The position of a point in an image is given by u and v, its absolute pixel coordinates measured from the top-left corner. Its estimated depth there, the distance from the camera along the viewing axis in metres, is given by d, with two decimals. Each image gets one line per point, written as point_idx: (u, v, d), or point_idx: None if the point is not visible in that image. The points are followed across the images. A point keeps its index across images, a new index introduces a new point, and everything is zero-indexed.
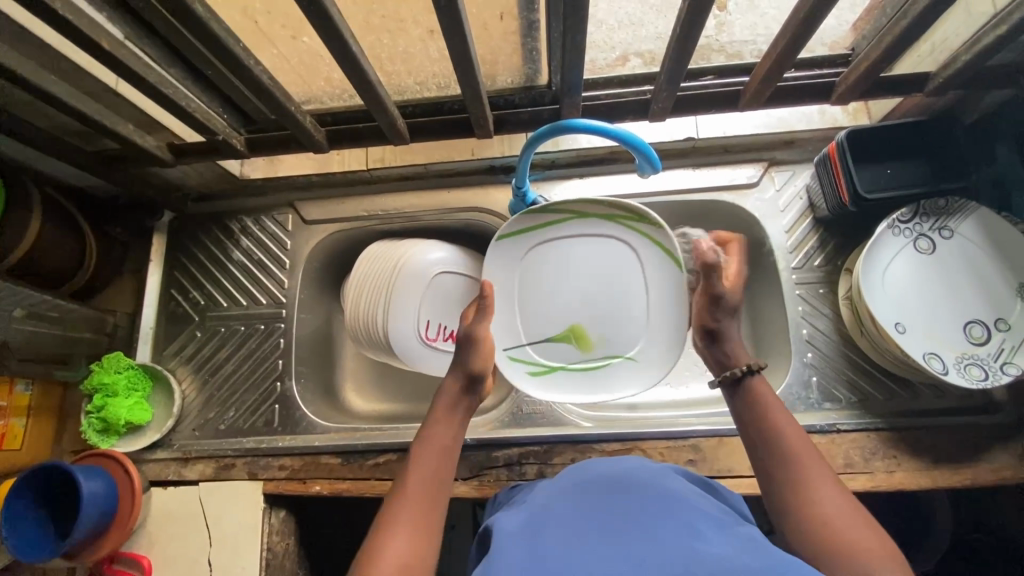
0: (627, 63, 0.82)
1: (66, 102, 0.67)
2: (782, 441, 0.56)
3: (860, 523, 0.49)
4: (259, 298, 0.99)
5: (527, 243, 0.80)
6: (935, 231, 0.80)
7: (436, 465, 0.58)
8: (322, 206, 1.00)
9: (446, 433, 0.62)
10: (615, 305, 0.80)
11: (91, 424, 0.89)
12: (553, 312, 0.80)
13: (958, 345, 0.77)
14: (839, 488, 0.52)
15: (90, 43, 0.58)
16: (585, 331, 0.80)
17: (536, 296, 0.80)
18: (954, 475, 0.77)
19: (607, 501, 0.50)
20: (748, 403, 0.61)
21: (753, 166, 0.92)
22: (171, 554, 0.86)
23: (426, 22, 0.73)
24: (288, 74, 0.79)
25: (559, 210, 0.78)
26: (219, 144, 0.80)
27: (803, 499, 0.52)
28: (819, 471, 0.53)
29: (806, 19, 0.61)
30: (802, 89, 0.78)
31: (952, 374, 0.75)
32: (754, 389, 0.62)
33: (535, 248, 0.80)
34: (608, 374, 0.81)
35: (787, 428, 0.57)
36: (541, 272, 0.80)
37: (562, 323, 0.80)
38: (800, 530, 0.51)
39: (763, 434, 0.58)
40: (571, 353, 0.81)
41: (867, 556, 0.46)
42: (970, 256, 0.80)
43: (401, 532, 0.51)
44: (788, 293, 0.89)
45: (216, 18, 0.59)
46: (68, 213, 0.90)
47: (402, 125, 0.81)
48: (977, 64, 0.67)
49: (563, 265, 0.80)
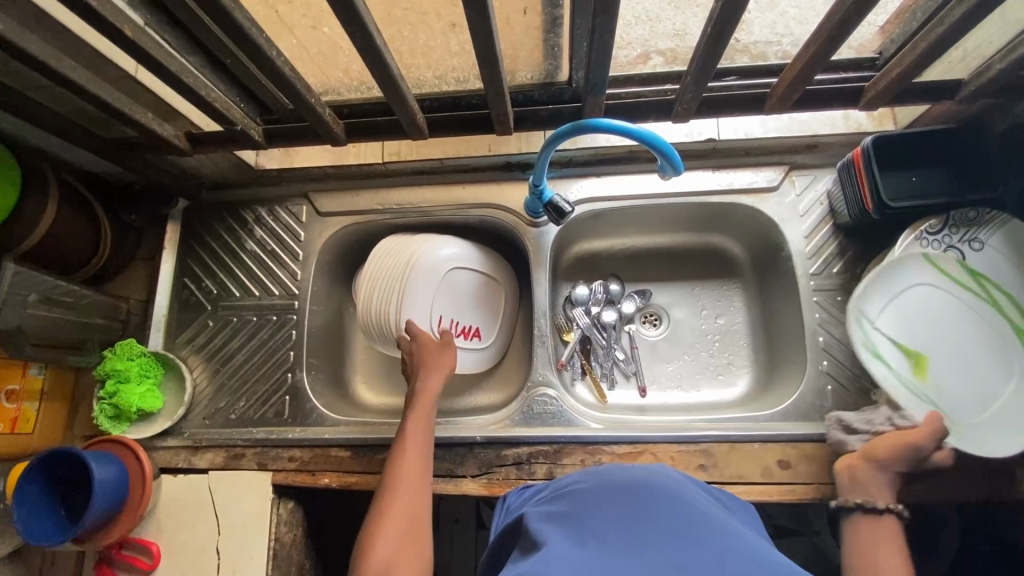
0: (648, 61, 0.81)
1: (86, 88, 0.66)
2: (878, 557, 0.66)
3: None
4: (271, 289, 0.98)
5: (949, 278, 0.79)
6: (965, 243, 0.80)
7: (421, 449, 0.77)
8: (337, 199, 0.99)
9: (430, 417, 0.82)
10: (966, 365, 0.77)
11: (104, 410, 0.89)
12: (932, 343, 0.79)
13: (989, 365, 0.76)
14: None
15: (113, 30, 0.58)
16: (926, 366, 0.79)
17: (928, 328, 0.80)
18: (969, 488, 0.77)
19: (628, 505, 0.50)
20: (867, 530, 0.69)
21: (774, 170, 0.91)
22: (181, 542, 0.87)
23: (448, 15, 0.72)
24: (306, 64, 0.78)
25: (980, 274, 0.79)
26: (236, 135, 0.80)
27: None
28: None
29: (840, 22, 0.60)
30: (828, 93, 0.76)
31: None
32: (887, 524, 0.69)
33: (956, 293, 0.79)
34: (917, 404, 0.77)
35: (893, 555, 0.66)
36: (963, 324, 0.78)
37: (918, 351, 0.80)
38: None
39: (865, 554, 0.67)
40: (946, 396, 0.77)
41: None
42: (1002, 272, 0.78)
43: (391, 521, 0.67)
44: (942, 304, 0.79)
45: (240, 8, 0.58)
46: (85, 200, 0.90)
47: (422, 120, 0.80)
48: (1011, 73, 0.66)
49: (951, 323, 0.79)
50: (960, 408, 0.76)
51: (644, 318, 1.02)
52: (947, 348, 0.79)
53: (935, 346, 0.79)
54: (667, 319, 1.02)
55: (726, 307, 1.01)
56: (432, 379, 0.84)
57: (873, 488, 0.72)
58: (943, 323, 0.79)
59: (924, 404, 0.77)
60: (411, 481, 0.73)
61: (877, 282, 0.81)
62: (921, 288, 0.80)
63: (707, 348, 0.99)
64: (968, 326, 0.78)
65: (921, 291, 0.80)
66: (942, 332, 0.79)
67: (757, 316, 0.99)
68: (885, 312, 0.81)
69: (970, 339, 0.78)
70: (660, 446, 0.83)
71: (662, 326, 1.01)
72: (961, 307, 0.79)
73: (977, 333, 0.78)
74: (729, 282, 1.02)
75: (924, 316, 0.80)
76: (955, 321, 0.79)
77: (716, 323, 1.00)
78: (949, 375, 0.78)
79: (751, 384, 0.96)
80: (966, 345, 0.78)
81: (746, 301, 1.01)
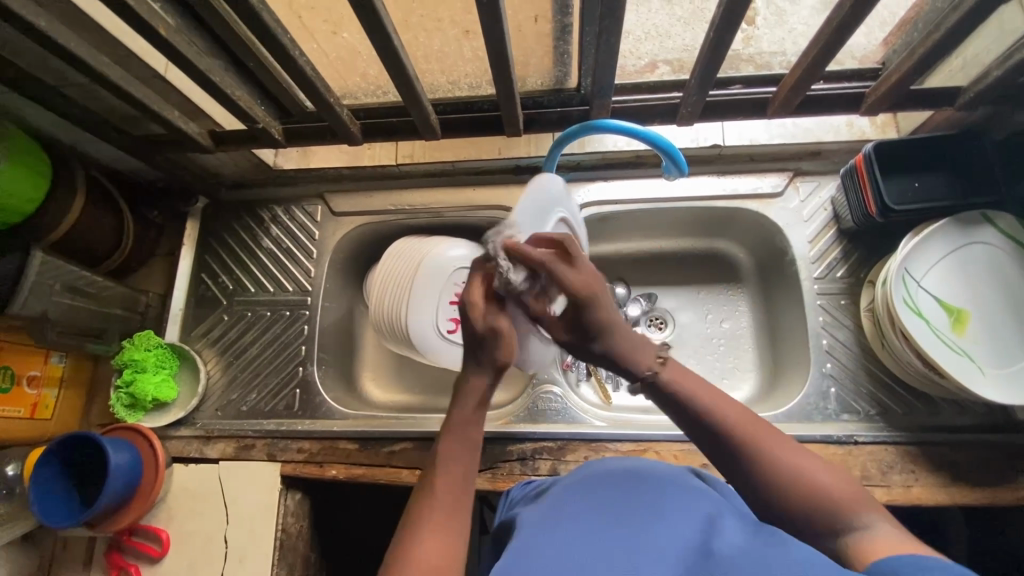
0: (655, 70, 0.84)
1: (118, 85, 0.70)
2: (722, 427, 0.53)
3: (819, 466, 0.51)
4: (285, 285, 1.01)
5: (992, 241, 0.79)
6: (978, 237, 0.79)
7: (459, 473, 0.53)
8: (351, 199, 1.02)
9: (473, 429, 0.55)
10: (996, 322, 0.77)
11: (120, 398, 0.92)
12: (960, 296, 0.78)
13: (1004, 347, 0.76)
14: (789, 445, 0.52)
15: (148, 29, 0.62)
16: (956, 321, 0.77)
17: (963, 282, 0.79)
18: (973, 492, 0.77)
19: (623, 494, 0.50)
20: (678, 399, 0.55)
21: (778, 176, 0.93)
22: (190, 530, 0.88)
23: (462, 22, 0.75)
24: (326, 68, 0.82)
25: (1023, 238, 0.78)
26: (257, 133, 0.83)
27: (770, 473, 0.51)
28: (769, 435, 0.52)
29: (838, 28, 0.62)
30: (830, 99, 0.78)
31: (996, 383, 0.74)
32: (671, 376, 0.56)
33: (992, 256, 0.79)
34: (952, 356, 0.75)
35: (722, 406, 0.54)
36: (1010, 285, 0.78)
37: (950, 304, 0.78)
38: (788, 505, 0.50)
39: (710, 432, 0.53)
40: (982, 352, 0.76)
41: (843, 501, 0.49)
42: (1014, 255, 0.78)
43: None
44: (969, 258, 0.79)
45: (268, 10, 0.62)
46: (110, 195, 0.94)
47: (435, 122, 0.83)
48: (1008, 80, 0.68)
49: (980, 280, 0.79)
50: (992, 365, 0.75)
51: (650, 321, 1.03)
52: (992, 308, 0.78)
53: (970, 302, 0.78)
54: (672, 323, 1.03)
55: (731, 311, 1.02)
56: (485, 372, 0.56)
57: (630, 346, 0.57)
58: (977, 281, 0.79)
59: (959, 357, 0.75)
60: (446, 520, 0.49)
61: (926, 241, 0.79)
62: (961, 244, 0.79)
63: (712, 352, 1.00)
64: (998, 285, 0.78)
65: (960, 246, 0.79)
66: (975, 288, 0.79)
67: (762, 320, 1.00)
68: (931, 268, 0.79)
69: (1002, 300, 0.78)
70: (663, 445, 0.84)
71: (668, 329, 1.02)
72: (991, 266, 0.79)
73: (1010, 293, 0.78)
74: (734, 286, 1.03)
75: (970, 274, 0.79)
76: (987, 278, 0.79)
77: (721, 327, 1.02)
78: (976, 333, 0.77)
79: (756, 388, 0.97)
80: (999, 303, 0.78)
81: (750, 305, 1.02)
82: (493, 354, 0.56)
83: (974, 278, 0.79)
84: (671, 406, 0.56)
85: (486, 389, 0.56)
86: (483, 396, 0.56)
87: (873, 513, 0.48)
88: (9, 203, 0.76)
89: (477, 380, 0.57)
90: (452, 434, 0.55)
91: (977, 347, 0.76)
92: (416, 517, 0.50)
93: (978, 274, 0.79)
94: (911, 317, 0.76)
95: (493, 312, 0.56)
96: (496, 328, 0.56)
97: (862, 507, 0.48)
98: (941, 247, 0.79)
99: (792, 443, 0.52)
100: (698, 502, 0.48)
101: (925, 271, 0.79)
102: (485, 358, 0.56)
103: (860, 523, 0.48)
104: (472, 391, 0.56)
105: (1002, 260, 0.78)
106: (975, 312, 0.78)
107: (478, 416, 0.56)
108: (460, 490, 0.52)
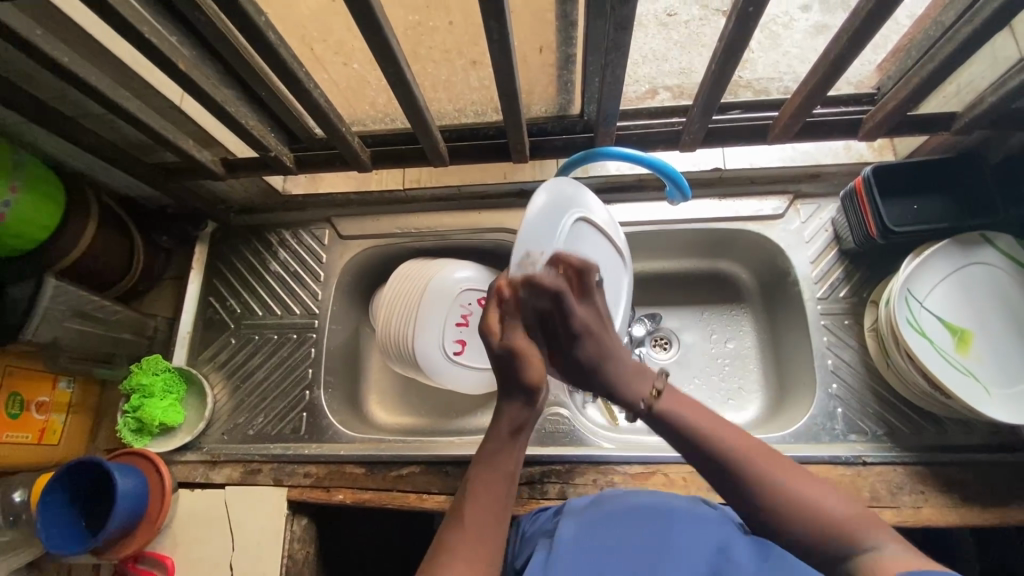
0: (656, 96, 0.87)
1: (136, 117, 0.72)
2: (728, 452, 0.57)
3: (819, 489, 0.54)
4: (293, 308, 1.02)
5: (993, 262, 0.80)
6: (979, 258, 0.80)
7: (494, 496, 0.59)
8: (358, 223, 1.04)
9: (507, 456, 0.61)
10: (1000, 342, 0.78)
11: (127, 423, 0.92)
12: (963, 316, 0.79)
13: (1008, 368, 0.76)
14: (778, 459, 0.56)
15: (168, 63, 0.64)
16: (960, 339, 0.78)
17: (966, 303, 0.80)
18: (984, 513, 0.76)
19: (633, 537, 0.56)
20: (673, 429, 0.60)
21: (779, 199, 0.94)
22: (195, 557, 0.87)
23: (470, 53, 0.78)
24: (336, 97, 0.84)
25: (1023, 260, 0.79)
26: (268, 160, 0.85)
27: (769, 488, 0.54)
28: (756, 446, 0.57)
29: (836, 59, 0.64)
30: (829, 125, 0.80)
31: (1002, 404, 0.75)
32: (666, 406, 0.61)
33: (994, 277, 0.80)
34: (957, 376, 0.76)
35: (719, 431, 0.58)
36: (1012, 305, 0.79)
37: (955, 324, 0.79)
38: (786, 521, 0.53)
39: (707, 456, 0.58)
40: (987, 372, 0.76)
41: (855, 523, 0.52)
42: (1014, 277, 0.79)
43: None
44: (971, 279, 0.80)
45: (284, 45, 0.64)
46: (122, 221, 0.95)
47: (443, 148, 0.85)
48: (1002, 106, 0.69)
49: (983, 300, 0.80)
50: (997, 385, 0.76)
51: (655, 342, 1.04)
52: (995, 328, 0.79)
53: (973, 321, 0.79)
54: (677, 343, 1.03)
55: (736, 332, 1.03)
56: (516, 400, 0.61)
57: (629, 379, 0.62)
58: (979, 301, 0.80)
59: (965, 377, 0.76)
60: (477, 540, 0.56)
61: (928, 261, 0.80)
62: (963, 264, 0.80)
63: (718, 372, 1.00)
64: (1001, 306, 0.79)
65: (962, 267, 0.80)
66: (978, 308, 0.79)
67: (766, 340, 1.01)
68: (934, 288, 0.80)
69: (1004, 321, 0.79)
70: (671, 467, 0.83)
71: (672, 350, 1.03)
72: (993, 287, 0.80)
73: (1013, 315, 0.79)
74: (738, 307, 1.04)
75: (973, 294, 0.80)
76: (990, 299, 0.80)
77: (726, 347, 1.02)
78: (981, 353, 0.77)
79: (762, 408, 0.97)
80: (1002, 324, 0.79)
81: (755, 325, 1.02)
82: (522, 372, 0.59)
83: (977, 299, 0.80)
84: (669, 435, 0.60)
85: (521, 413, 0.61)
86: (518, 422, 0.61)
87: (885, 536, 0.51)
88: (23, 230, 0.78)
89: (513, 407, 0.61)
90: (494, 462, 0.60)
91: (982, 367, 0.77)
92: (453, 531, 0.57)
93: (980, 295, 0.80)
94: (915, 336, 0.77)
95: (510, 329, 0.60)
96: (515, 348, 0.59)
97: (870, 526, 0.52)
98: (943, 267, 0.80)
99: (800, 471, 0.56)
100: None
101: (929, 290, 0.80)
102: (519, 381, 0.60)
103: (870, 543, 0.51)
104: (508, 418, 0.61)
105: (1003, 281, 0.79)
106: (979, 333, 0.79)
107: (514, 447, 0.61)
108: (498, 509, 0.58)
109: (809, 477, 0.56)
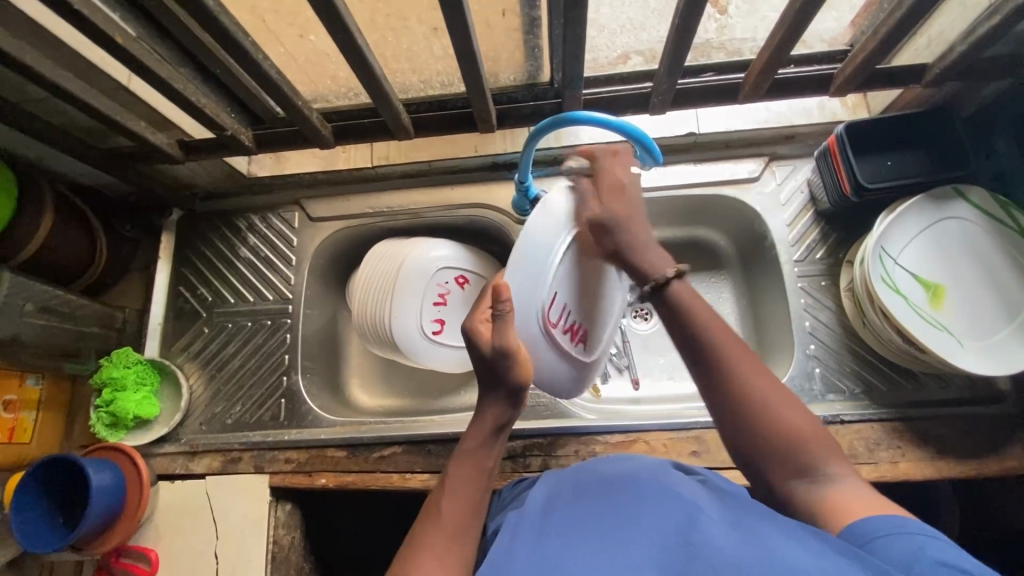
0: (628, 61, 0.84)
1: (79, 98, 0.68)
2: (719, 361, 0.56)
3: (795, 408, 0.54)
4: (266, 295, 1.00)
5: (967, 216, 0.79)
6: (953, 213, 0.79)
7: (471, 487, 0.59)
8: (328, 204, 1.01)
9: (485, 453, 0.61)
10: (973, 297, 0.78)
11: (101, 418, 0.90)
12: (936, 270, 0.79)
13: (980, 321, 0.77)
14: (772, 383, 0.55)
15: (104, 38, 0.60)
16: (930, 289, 0.79)
17: (938, 257, 0.80)
18: (959, 465, 0.77)
19: (605, 499, 0.53)
20: (676, 313, 0.59)
21: (754, 161, 0.93)
22: (179, 547, 0.87)
23: (429, 20, 0.75)
24: (295, 72, 0.81)
25: (996, 213, 0.78)
26: (226, 141, 0.82)
27: (745, 402, 0.54)
28: (753, 364, 0.56)
29: (802, 10, 0.62)
30: (800, 82, 0.78)
31: (975, 357, 0.75)
32: (675, 290, 0.59)
33: (968, 231, 0.79)
34: (929, 329, 0.76)
35: (710, 330, 0.57)
36: (985, 259, 0.79)
37: (926, 277, 0.79)
38: (746, 425, 0.54)
39: (698, 343, 0.57)
40: (960, 325, 0.77)
41: (810, 441, 0.53)
42: (989, 230, 0.79)
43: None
44: (945, 235, 0.80)
45: (227, 13, 0.61)
46: (80, 210, 0.92)
47: (407, 121, 0.82)
48: (972, 54, 0.68)
49: (956, 254, 0.79)
50: (970, 338, 0.76)
51: (635, 312, 1.03)
52: (968, 282, 0.79)
53: (945, 277, 0.79)
54: (657, 313, 1.03)
55: (715, 299, 1.02)
56: (499, 401, 0.63)
57: (603, 303, 0.74)
58: (952, 256, 0.79)
59: (937, 331, 0.76)
60: (454, 529, 0.55)
61: (901, 218, 0.79)
62: (935, 220, 0.80)
63: None
64: (974, 261, 0.79)
65: (934, 223, 0.80)
66: (951, 262, 0.79)
67: (745, 306, 1.01)
68: (906, 244, 0.80)
69: (976, 276, 0.79)
70: (652, 435, 0.84)
71: (653, 320, 1.02)
72: (966, 242, 0.79)
73: (986, 269, 0.79)
74: (717, 274, 1.03)
75: (946, 249, 0.80)
76: (963, 254, 0.79)
77: None
78: (953, 308, 0.78)
79: None
80: (974, 278, 0.79)
81: (733, 292, 1.02)
82: (507, 372, 0.61)
83: (950, 254, 0.80)
84: (665, 317, 0.60)
85: (498, 417, 0.63)
86: (499, 421, 0.63)
87: (840, 467, 0.52)
88: None
89: (492, 410, 0.63)
90: (469, 456, 0.61)
91: (954, 323, 0.77)
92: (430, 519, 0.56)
93: (953, 249, 0.79)
94: (883, 288, 0.77)
95: (500, 332, 0.61)
96: (506, 350, 0.60)
97: (830, 454, 0.53)
98: (915, 224, 0.80)
99: (778, 386, 0.55)
100: (688, 495, 0.52)
101: (900, 244, 0.80)
102: (502, 382, 0.62)
103: (815, 462, 0.52)
104: (486, 419, 0.63)
105: (977, 236, 0.79)
106: (951, 286, 0.79)
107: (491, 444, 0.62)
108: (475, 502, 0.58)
109: (785, 391, 0.55)
